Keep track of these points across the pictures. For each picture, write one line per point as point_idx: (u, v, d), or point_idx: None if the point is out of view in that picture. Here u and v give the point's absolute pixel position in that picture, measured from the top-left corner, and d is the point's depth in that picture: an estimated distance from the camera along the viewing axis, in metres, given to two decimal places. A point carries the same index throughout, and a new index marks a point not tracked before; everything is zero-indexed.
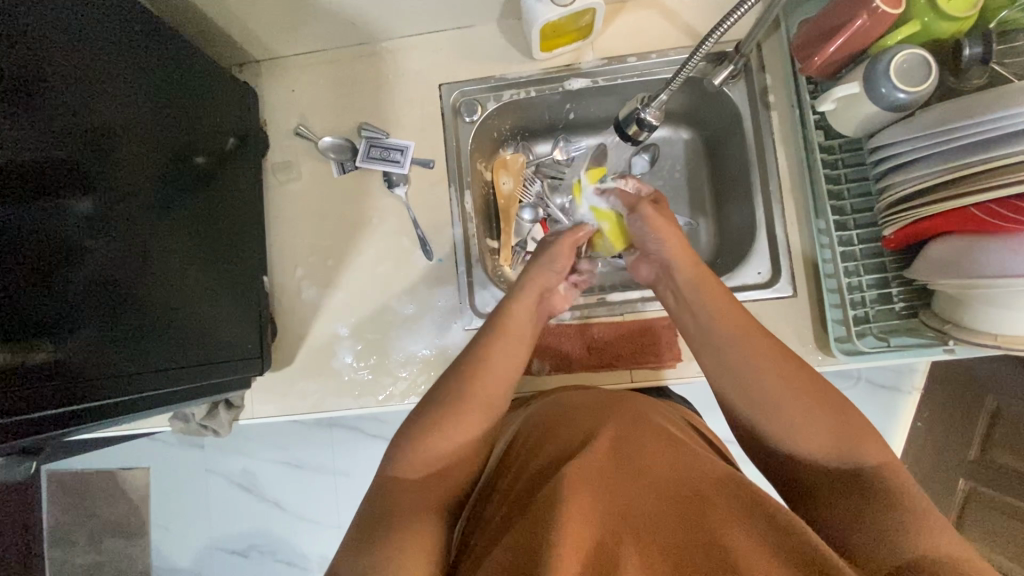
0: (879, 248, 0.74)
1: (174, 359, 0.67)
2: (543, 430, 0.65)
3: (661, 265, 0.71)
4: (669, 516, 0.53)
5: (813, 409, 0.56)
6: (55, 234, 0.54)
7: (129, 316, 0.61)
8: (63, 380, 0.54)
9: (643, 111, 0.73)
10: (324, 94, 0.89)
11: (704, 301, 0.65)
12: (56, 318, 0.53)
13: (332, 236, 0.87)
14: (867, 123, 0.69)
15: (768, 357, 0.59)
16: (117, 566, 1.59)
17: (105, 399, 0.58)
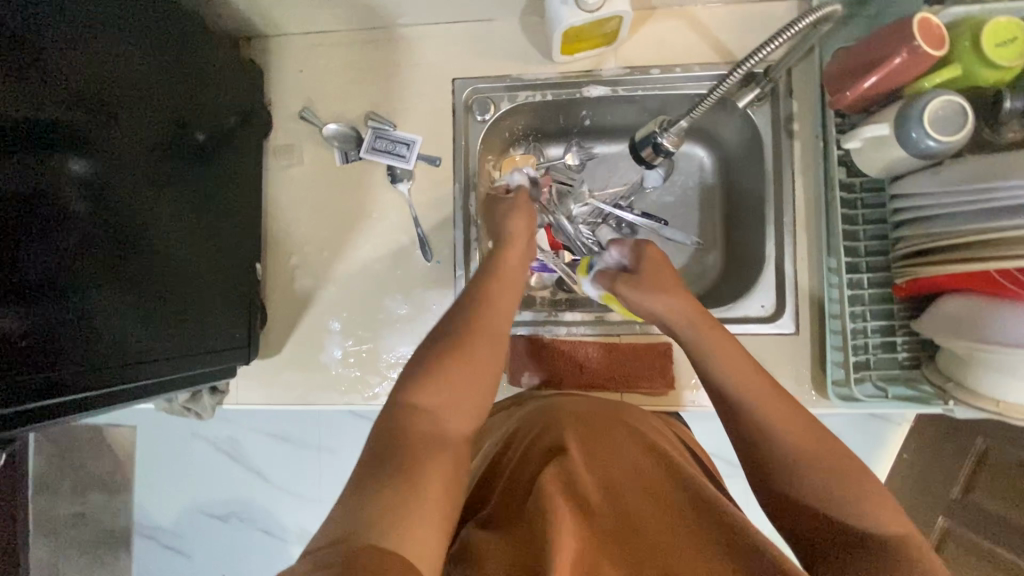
0: (888, 294, 0.72)
1: (159, 339, 0.65)
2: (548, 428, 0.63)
3: (665, 325, 0.69)
4: (662, 532, 0.53)
5: (816, 454, 0.55)
6: (35, 198, 0.52)
7: (114, 292, 0.59)
8: (41, 345, 0.52)
9: (662, 135, 0.70)
10: (333, 78, 0.85)
11: (713, 353, 0.62)
12: (36, 283, 0.52)
13: (330, 226, 0.85)
14: (893, 165, 0.66)
15: (777, 412, 0.57)
16: (99, 520, 1.60)
17: (86, 372, 0.56)
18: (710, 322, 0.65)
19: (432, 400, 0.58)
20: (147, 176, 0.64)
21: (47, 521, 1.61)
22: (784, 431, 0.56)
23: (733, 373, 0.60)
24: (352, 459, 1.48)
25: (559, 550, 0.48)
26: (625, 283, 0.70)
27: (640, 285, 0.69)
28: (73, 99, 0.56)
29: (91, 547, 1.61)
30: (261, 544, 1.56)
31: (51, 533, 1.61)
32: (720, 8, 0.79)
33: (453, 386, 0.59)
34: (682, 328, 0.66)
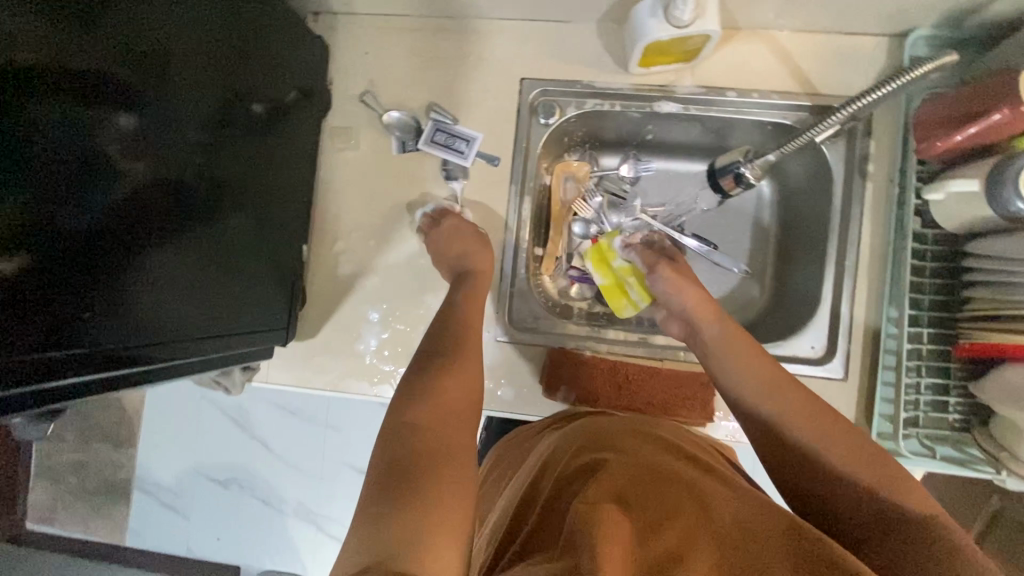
0: (947, 353, 0.70)
1: (195, 311, 0.63)
2: (576, 456, 0.64)
3: (686, 324, 0.74)
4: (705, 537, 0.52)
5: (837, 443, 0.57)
6: (84, 154, 0.49)
7: (158, 259, 0.57)
8: (76, 305, 0.49)
9: (745, 166, 0.74)
10: (398, 64, 0.83)
11: (728, 354, 0.67)
12: (80, 242, 0.49)
13: (380, 214, 0.83)
14: (975, 223, 0.64)
15: (793, 408, 0.61)
16: (101, 471, 1.60)
17: (117, 339, 0.54)
18: (731, 325, 0.70)
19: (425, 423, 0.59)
20: (200, 141, 0.62)
21: (50, 465, 1.61)
22: (801, 427, 0.59)
23: (749, 374, 0.65)
24: (357, 441, 1.48)
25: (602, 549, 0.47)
26: (660, 272, 0.77)
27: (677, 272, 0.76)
28: (134, 56, 0.53)
29: (89, 496, 1.60)
30: (258, 513, 1.55)
31: (51, 479, 1.61)
32: (807, 37, 0.77)
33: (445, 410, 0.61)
34: (704, 326, 0.71)
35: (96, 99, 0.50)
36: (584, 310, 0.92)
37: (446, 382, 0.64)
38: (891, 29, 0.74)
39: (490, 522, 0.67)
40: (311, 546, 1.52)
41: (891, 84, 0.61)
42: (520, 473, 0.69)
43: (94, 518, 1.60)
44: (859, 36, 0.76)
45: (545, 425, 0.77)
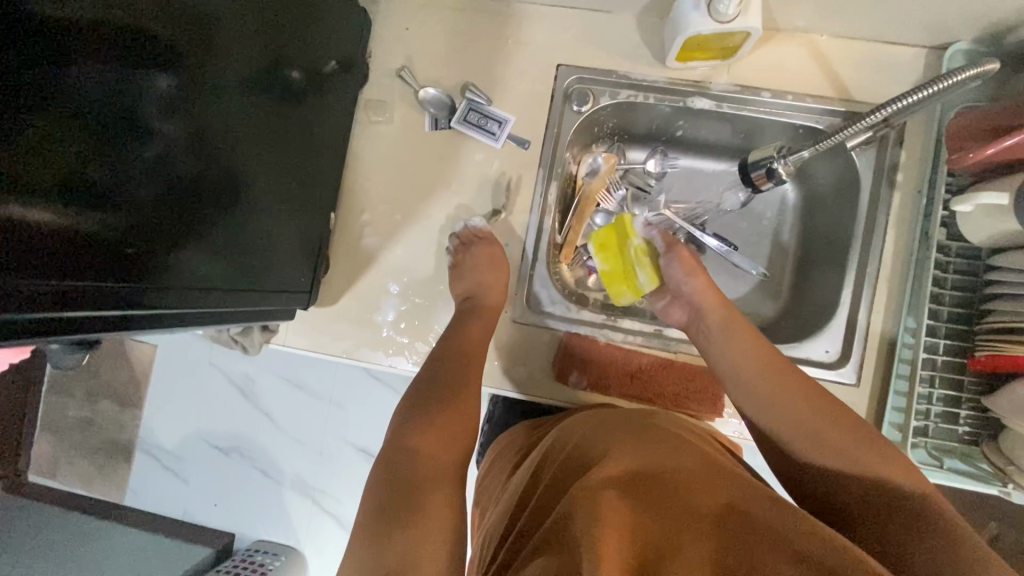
0: (962, 366, 0.70)
1: (223, 269, 0.64)
2: (578, 441, 0.64)
3: (691, 309, 0.73)
4: (703, 519, 0.52)
5: (832, 430, 0.60)
6: (124, 109, 0.49)
7: (187, 215, 0.58)
8: (111, 258, 0.50)
9: (778, 161, 0.72)
10: (437, 42, 0.84)
11: (729, 341, 0.68)
12: (116, 195, 0.50)
13: (408, 189, 0.84)
14: (1003, 238, 0.64)
15: (787, 395, 0.63)
16: (104, 430, 1.61)
17: (148, 292, 0.55)
18: (733, 313, 0.71)
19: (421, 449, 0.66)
20: (236, 102, 0.62)
21: (54, 420, 1.62)
22: (795, 412, 0.62)
23: (747, 358, 0.67)
24: (360, 419, 1.49)
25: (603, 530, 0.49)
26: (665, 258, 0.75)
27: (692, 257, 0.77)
28: (182, 16, 0.53)
29: (91, 453, 1.61)
30: (257, 484, 1.55)
31: (54, 433, 1.62)
32: (846, 44, 0.77)
33: (439, 434, 0.68)
34: (709, 313, 0.71)
35: (146, 56, 0.50)
36: (600, 301, 0.92)
37: (440, 409, 0.70)
38: (931, 41, 0.74)
39: (496, 507, 0.68)
40: (307, 522, 1.52)
41: (931, 88, 0.61)
42: (525, 461, 0.70)
43: (94, 475, 1.61)
44: (898, 45, 0.76)
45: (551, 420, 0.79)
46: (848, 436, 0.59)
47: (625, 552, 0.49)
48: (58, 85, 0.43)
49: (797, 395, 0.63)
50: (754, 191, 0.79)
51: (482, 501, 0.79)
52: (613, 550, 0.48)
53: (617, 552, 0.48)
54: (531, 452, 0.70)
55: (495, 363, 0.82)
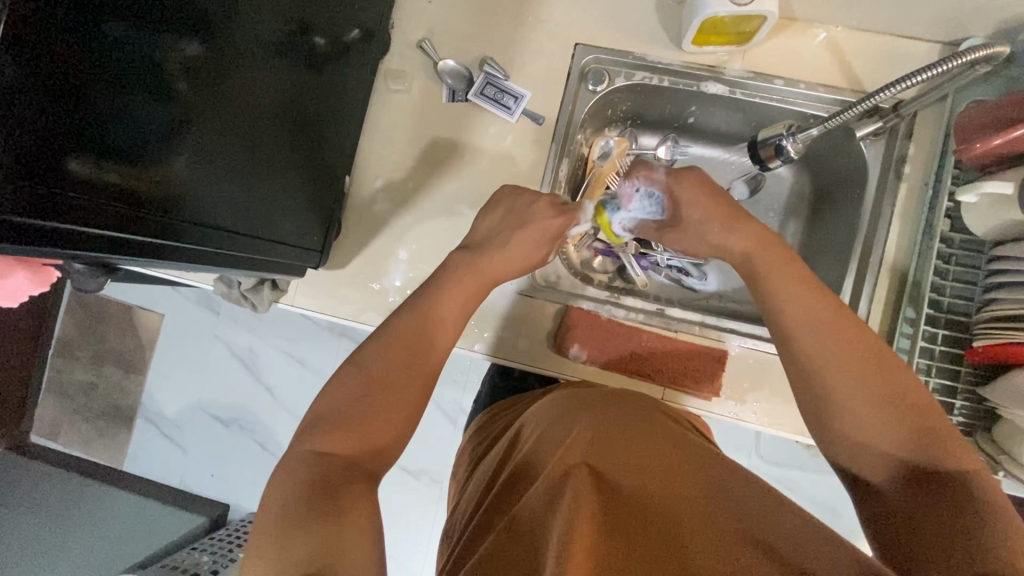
0: (960, 356, 0.71)
1: (238, 224, 0.67)
2: (565, 414, 0.66)
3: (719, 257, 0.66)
4: (677, 507, 0.55)
5: (863, 392, 0.51)
6: (149, 67, 0.51)
7: (201, 171, 0.59)
8: (130, 207, 0.52)
9: (786, 139, 0.74)
10: (458, 17, 0.86)
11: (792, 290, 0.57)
12: (137, 147, 0.51)
13: (421, 158, 0.86)
14: (1007, 228, 0.65)
15: (836, 338, 0.54)
16: (107, 394, 1.62)
17: (163, 242, 0.57)
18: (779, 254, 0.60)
19: (357, 436, 0.56)
20: (255, 69, 0.63)
21: (60, 382, 1.64)
22: (838, 360, 0.53)
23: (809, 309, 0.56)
24: None
25: (578, 518, 0.51)
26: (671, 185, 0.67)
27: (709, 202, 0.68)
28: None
29: (94, 417, 1.62)
30: (256, 457, 1.55)
31: (59, 395, 1.64)
32: (861, 36, 0.78)
33: (387, 425, 0.58)
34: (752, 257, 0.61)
35: (167, 20, 0.51)
36: (604, 282, 0.93)
37: (401, 397, 0.59)
38: (945, 37, 0.75)
39: (481, 472, 0.71)
40: None
41: (940, 67, 0.63)
42: (511, 432, 0.72)
43: (95, 439, 1.63)
44: (912, 40, 0.77)
45: (540, 393, 0.81)
46: (877, 402, 0.51)
47: (596, 540, 0.51)
48: (85, 40, 0.45)
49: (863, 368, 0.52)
50: (762, 170, 0.80)
51: (462, 471, 0.81)
52: (582, 536, 0.50)
53: (586, 546, 0.49)
54: (515, 425, 0.73)
55: (498, 333, 0.83)
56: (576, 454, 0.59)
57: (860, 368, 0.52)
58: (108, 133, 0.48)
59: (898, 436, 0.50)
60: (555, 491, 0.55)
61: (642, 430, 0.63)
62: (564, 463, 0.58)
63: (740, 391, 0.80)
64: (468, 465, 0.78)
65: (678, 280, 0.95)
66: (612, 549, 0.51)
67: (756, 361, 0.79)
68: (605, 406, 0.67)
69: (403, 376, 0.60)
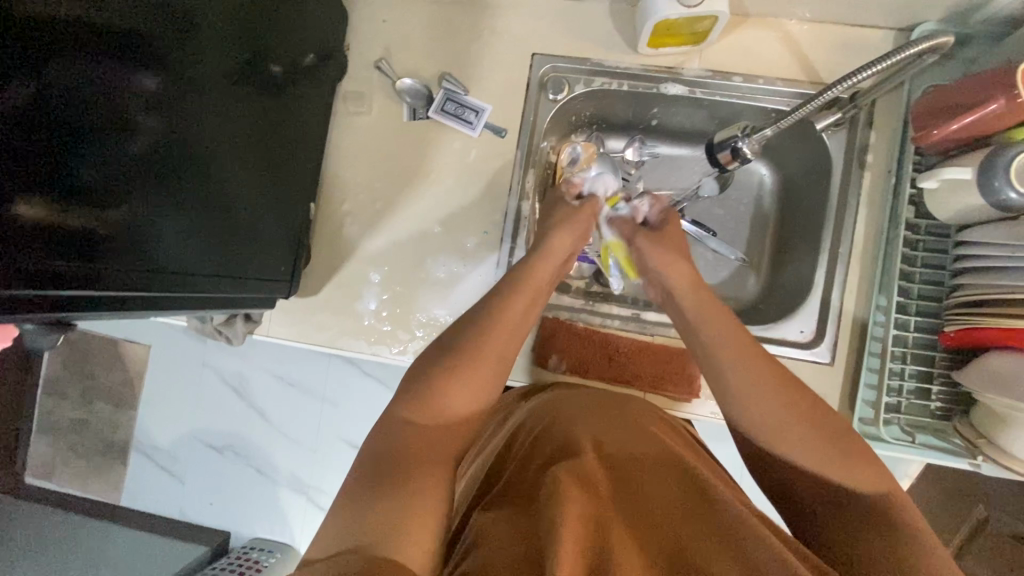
0: (932, 341, 0.71)
1: (207, 259, 0.66)
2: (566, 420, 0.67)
3: (662, 291, 0.73)
4: (677, 517, 0.55)
5: (790, 424, 0.58)
6: (105, 107, 0.51)
7: (162, 208, 0.59)
8: (95, 252, 0.52)
9: (742, 140, 0.72)
10: (414, 34, 0.85)
11: (713, 331, 0.65)
12: (99, 190, 0.51)
13: (387, 178, 0.86)
14: (967, 213, 0.65)
15: (772, 393, 0.59)
16: (99, 430, 1.60)
17: (133, 287, 0.56)
18: (703, 292, 0.69)
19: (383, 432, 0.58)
20: (212, 100, 0.63)
21: (52, 421, 1.63)
22: (776, 406, 0.59)
23: (724, 341, 0.63)
24: (354, 413, 1.49)
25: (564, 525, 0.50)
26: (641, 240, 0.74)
27: (657, 243, 0.73)
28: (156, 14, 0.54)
29: (88, 453, 1.61)
30: (252, 481, 1.55)
31: (52, 433, 1.63)
32: (815, 27, 0.78)
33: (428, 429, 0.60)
34: (680, 296, 0.69)
35: (121, 56, 0.51)
36: (581, 288, 0.93)
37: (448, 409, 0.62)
38: (898, 23, 0.75)
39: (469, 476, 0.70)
40: (300, 519, 1.52)
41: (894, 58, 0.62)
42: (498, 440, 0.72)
43: (91, 475, 1.61)
44: (865, 27, 0.77)
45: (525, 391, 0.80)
46: (816, 434, 0.58)
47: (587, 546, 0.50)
48: (38, 87, 0.45)
49: (782, 397, 0.59)
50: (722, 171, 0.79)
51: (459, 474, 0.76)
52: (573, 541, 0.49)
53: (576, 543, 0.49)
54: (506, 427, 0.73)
55: None
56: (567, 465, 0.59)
57: (800, 417, 0.58)
58: (68, 176, 0.48)
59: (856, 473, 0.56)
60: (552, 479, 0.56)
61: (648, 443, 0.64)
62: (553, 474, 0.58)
63: None
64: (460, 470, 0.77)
65: None
66: (606, 541, 0.51)
67: None
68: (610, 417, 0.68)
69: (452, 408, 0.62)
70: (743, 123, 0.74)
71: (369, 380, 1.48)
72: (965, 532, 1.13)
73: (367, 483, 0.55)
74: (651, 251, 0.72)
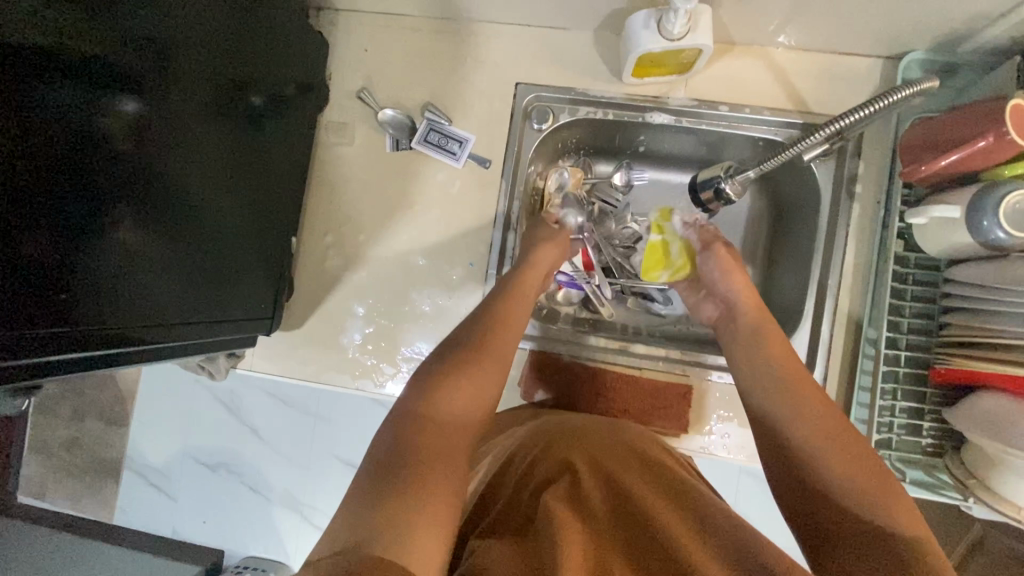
0: (922, 377, 0.70)
1: (190, 292, 0.65)
2: (552, 444, 0.67)
3: (725, 310, 0.77)
4: (673, 519, 0.56)
5: (813, 426, 0.60)
6: (80, 135, 0.50)
7: (148, 243, 0.58)
8: (67, 284, 0.50)
9: (724, 181, 0.72)
10: (396, 63, 0.84)
11: (761, 350, 0.69)
12: (75, 222, 0.51)
13: (370, 209, 0.84)
14: (955, 249, 0.64)
15: (798, 391, 0.64)
16: (91, 448, 1.60)
17: (105, 322, 0.55)
18: (767, 315, 0.74)
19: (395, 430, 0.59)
20: (199, 131, 0.63)
21: (44, 440, 1.62)
22: (805, 419, 0.61)
23: (760, 358, 0.69)
24: (346, 431, 1.47)
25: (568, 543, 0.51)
26: (715, 253, 0.78)
27: (733, 261, 0.77)
28: (138, 47, 0.55)
29: (80, 472, 1.60)
30: (246, 499, 1.54)
31: (44, 452, 1.62)
32: (802, 54, 0.77)
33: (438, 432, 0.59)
34: (744, 314, 0.74)
35: (97, 82, 0.51)
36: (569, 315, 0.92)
37: (455, 401, 0.63)
38: (886, 51, 0.74)
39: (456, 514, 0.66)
40: (293, 537, 1.52)
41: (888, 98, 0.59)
42: (483, 472, 0.70)
43: (84, 494, 1.61)
44: (853, 55, 0.76)
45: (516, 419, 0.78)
46: (827, 440, 0.59)
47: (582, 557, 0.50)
48: (14, 115, 0.45)
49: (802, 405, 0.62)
50: (705, 211, 0.79)
51: None
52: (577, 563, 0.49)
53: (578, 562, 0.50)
54: (490, 462, 0.71)
55: None
56: (561, 489, 0.60)
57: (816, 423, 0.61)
58: (41, 208, 0.48)
59: (864, 482, 0.55)
60: (548, 505, 0.56)
61: (646, 470, 0.65)
62: (545, 501, 0.58)
63: (708, 424, 0.78)
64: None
65: (645, 306, 0.93)
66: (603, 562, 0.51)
67: (723, 395, 0.78)
68: (603, 439, 0.69)
69: (467, 400, 0.63)
70: (729, 162, 0.73)
71: (361, 398, 1.46)
72: (962, 554, 1.12)
73: (378, 474, 0.54)
74: (728, 260, 0.77)
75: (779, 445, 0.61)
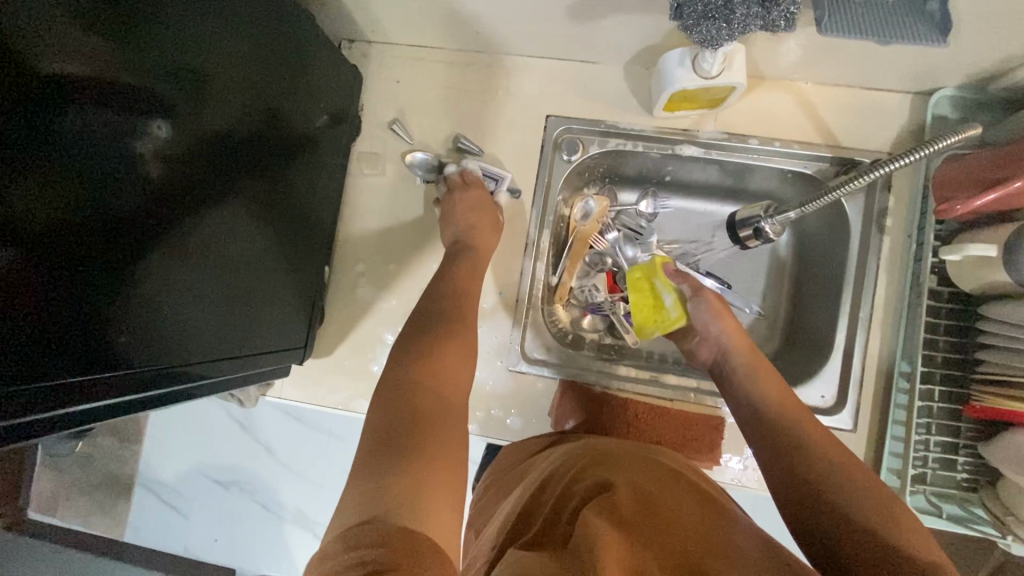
0: (957, 412, 0.70)
1: (220, 324, 0.63)
2: (581, 463, 0.68)
3: (717, 350, 0.76)
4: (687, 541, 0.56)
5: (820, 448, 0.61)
6: (116, 167, 0.49)
7: (179, 275, 0.56)
8: (102, 322, 0.49)
9: (766, 222, 0.73)
10: (428, 95, 0.85)
11: (757, 385, 0.69)
12: (112, 258, 0.49)
13: (402, 239, 0.86)
14: (990, 287, 0.64)
15: (801, 418, 0.65)
16: (105, 465, 1.58)
17: (138, 359, 0.53)
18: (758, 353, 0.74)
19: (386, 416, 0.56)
20: (230, 158, 0.62)
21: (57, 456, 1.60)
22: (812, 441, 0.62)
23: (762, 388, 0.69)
24: None
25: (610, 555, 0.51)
26: (704, 297, 0.77)
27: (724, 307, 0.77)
28: (165, 71, 0.52)
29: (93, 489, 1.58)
30: (258, 518, 1.53)
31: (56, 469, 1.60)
32: (831, 90, 0.78)
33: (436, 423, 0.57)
34: (736, 355, 0.73)
35: (127, 110, 0.49)
36: (595, 342, 0.91)
37: (436, 394, 0.60)
38: (915, 88, 0.75)
39: (489, 529, 0.66)
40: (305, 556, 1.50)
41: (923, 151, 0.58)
42: (519, 485, 0.69)
43: (95, 512, 1.58)
44: (880, 91, 0.77)
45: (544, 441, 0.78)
46: (834, 458, 0.60)
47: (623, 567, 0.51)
48: (49, 147, 0.43)
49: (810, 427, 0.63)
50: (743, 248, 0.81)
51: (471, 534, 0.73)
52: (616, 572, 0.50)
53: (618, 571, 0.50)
54: (527, 474, 0.71)
55: (491, 412, 0.83)
56: (599, 500, 0.60)
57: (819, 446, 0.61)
58: (79, 245, 0.46)
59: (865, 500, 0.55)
60: (584, 520, 0.57)
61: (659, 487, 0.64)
62: (586, 514, 0.58)
63: (738, 455, 0.79)
64: (476, 521, 0.73)
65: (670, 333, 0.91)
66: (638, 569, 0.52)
67: None
68: (618, 462, 0.68)
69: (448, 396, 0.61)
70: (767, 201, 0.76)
71: None
72: None
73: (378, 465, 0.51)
74: (718, 304, 0.77)
75: (785, 460, 0.61)
